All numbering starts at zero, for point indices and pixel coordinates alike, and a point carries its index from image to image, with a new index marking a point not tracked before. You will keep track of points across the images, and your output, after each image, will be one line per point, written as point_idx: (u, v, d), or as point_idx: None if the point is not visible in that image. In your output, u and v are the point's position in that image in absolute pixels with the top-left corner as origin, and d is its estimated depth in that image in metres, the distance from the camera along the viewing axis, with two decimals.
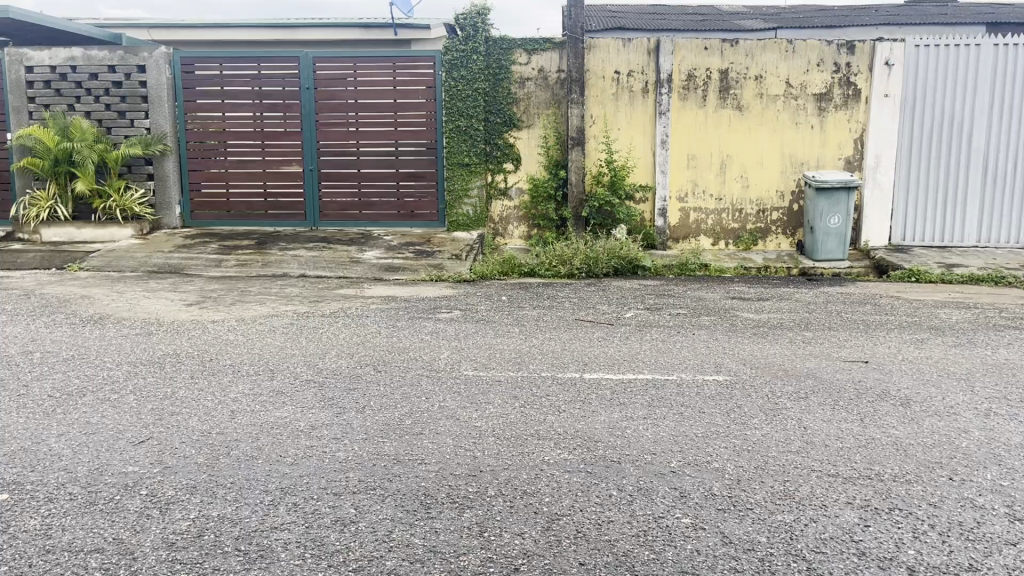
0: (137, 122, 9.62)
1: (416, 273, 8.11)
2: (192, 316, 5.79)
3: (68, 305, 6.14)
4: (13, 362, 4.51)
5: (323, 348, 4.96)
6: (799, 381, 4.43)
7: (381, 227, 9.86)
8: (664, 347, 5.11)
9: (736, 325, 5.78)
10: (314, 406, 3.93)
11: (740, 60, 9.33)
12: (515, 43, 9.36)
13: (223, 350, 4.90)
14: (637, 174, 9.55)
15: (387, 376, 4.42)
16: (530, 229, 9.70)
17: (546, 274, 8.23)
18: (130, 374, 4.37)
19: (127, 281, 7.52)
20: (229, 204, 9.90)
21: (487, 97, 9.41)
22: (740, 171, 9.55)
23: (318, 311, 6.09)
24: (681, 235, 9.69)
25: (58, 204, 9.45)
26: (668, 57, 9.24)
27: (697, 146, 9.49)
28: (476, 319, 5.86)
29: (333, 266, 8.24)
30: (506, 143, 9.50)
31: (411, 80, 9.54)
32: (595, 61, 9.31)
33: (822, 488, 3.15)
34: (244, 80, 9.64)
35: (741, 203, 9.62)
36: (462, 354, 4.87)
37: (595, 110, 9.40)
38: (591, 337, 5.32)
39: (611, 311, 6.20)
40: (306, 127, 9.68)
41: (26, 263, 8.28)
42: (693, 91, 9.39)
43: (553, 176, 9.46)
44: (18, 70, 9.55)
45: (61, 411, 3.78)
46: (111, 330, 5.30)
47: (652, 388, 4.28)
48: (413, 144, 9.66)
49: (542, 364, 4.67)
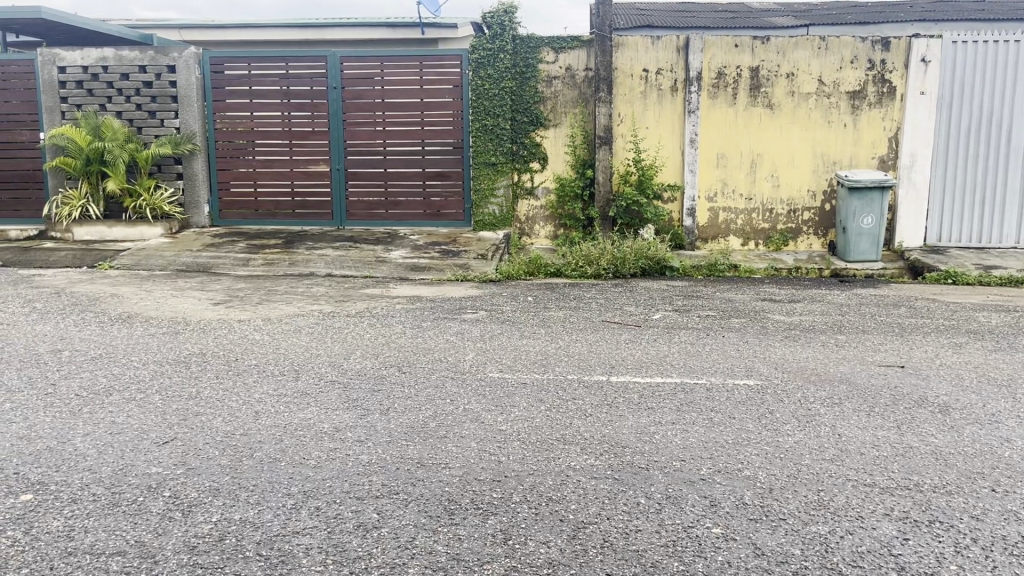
0: (167, 122, 9.69)
1: (442, 273, 8.07)
2: (218, 315, 5.79)
3: (97, 303, 6.18)
4: (41, 361, 4.53)
5: (348, 348, 4.94)
6: (833, 386, 4.33)
7: (407, 226, 9.84)
8: (693, 350, 5.02)
9: (767, 328, 5.67)
10: (338, 407, 3.90)
11: (771, 57, 9.19)
12: (542, 42, 9.29)
13: (248, 349, 4.89)
14: (665, 173, 9.44)
15: (412, 377, 4.38)
16: (556, 228, 9.63)
17: (573, 275, 8.16)
18: (157, 374, 4.37)
19: (156, 279, 7.57)
20: (256, 204, 9.93)
21: (514, 96, 9.36)
22: (770, 170, 9.40)
23: (343, 311, 6.07)
24: (709, 236, 9.56)
25: (90, 203, 9.54)
26: (697, 54, 9.12)
27: (727, 145, 9.36)
28: (502, 320, 5.80)
29: (359, 266, 8.23)
30: (533, 142, 9.43)
31: (438, 80, 9.51)
32: (623, 59, 9.21)
33: (858, 499, 3.06)
34: (271, 80, 9.67)
35: (772, 203, 9.47)
36: (487, 356, 4.81)
37: (623, 109, 9.31)
38: (619, 339, 5.24)
39: (639, 313, 6.11)
40: (333, 126, 9.69)
41: (57, 261, 8.36)
42: (723, 89, 9.26)
43: (580, 176, 9.38)
44: (51, 70, 9.66)
45: (87, 411, 3.78)
46: (138, 329, 5.31)
47: (681, 393, 4.19)
48: (440, 143, 9.63)
49: (569, 366, 4.60)
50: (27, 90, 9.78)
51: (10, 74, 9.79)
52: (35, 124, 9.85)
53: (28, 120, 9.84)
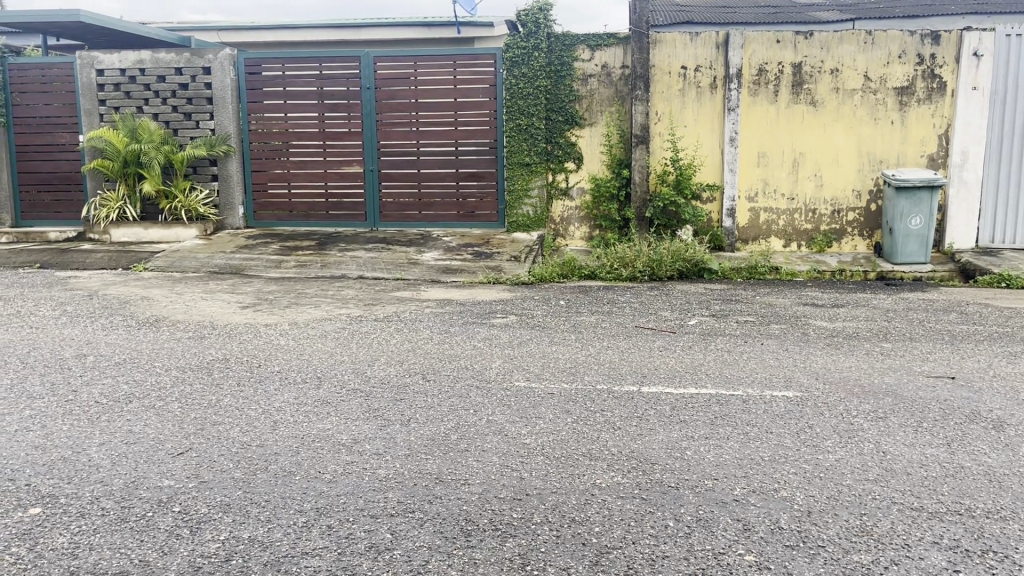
0: (203, 124, 9.72)
1: (474, 275, 7.95)
2: (246, 319, 5.74)
3: (127, 306, 6.18)
4: (65, 366, 4.51)
5: (373, 354, 4.84)
6: (878, 399, 4.09)
7: (440, 227, 9.74)
8: (730, 359, 4.82)
9: (808, 335, 5.43)
10: (358, 417, 3.79)
11: (814, 53, 8.90)
12: (577, 39, 9.11)
13: (272, 355, 4.82)
14: (704, 173, 9.20)
15: (436, 386, 4.25)
16: (591, 229, 9.45)
17: (607, 277, 7.98)
18: (178, 380, 4.31)
19: (188, 281, 7.57)
20: (290, 205, 9.92)
21: (549, 95, 9.20)
22: (813, 169, 9.11)
23: (371, 315, 5.98)
24: (750, 237, 9.29)
25: (127, 204, 9.61)
26: (738, 51, 8.87)
27: (768, 143, 9.09)
28: (532, 326, 5.65)
29: (391, 268, 8.15)
30: (568, 142, 9.27)
31: (471, 79, 9.39)
32: (661, 56, 9.00)
33: (904, 525, 2.85)
34: (305, 81, 9.64)
35: (815, 204, 9.18)
36: (515, 363, 4.67)
37: (660, 107, 9.09)
38: (652, 346, 5.06)
39: (674, 319, 5.92)
40: (367, 127, 9.63)
41: (94, 263, 8.42)
42: (764, 86, 8.99)
43: (616, 176, 9.18)
44: (89, 73, 9.75)
45: (105, 419, 3.73)
46: (165, 333, 5.28)
47: (716, 405, 4.01)
48: (474, 144, 9.51)
49: (598, 375, 4.44)
50: (67, 94, 9.91)
51: (50, 78, 9.92)
52: (74, 126, 9.96)
53: (68, 123, 9.96)
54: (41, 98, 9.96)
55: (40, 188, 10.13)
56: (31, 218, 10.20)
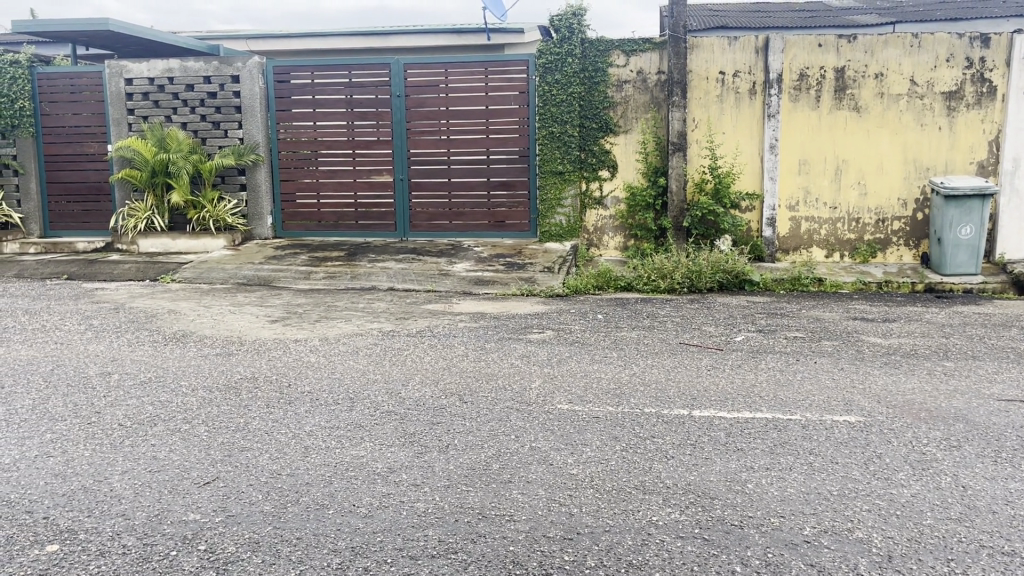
0: (231, 132, 9.61)
1: (507, 287, 7.74)
2: (274, 335, 5.56)
3: (153, 320, 6.03)
4: (89, 385, 4.36)
5: (407, 373, 4.62)
6: (948, 425, 3.80)
7: (471, 237, 9.53)
8: (783, 379, 4.54)
9: (864, 353, 5.14)
10: (394, 443, 3.57)
11: (858, 57, 8.59)
12: (612, 45, 8.88)
13: (302, 374, 4.63)
14: (743, 181, 8.92)
15: (475, 409, 4.02)
16: (626, 239, 9.19)
17: (644, 289, 7.72)
18: (205, 401, 4.13)
19: (216, 293, 7.43)
20: (318, 215, 9.78)
21: (583, 102, 8.97)
22: (857, 177, 8.79)
23: (403, 330, 5.77)
24: (791, 247, 8.99)
25: (155, 215, 9.51)
26: (778, 55, 8.59)
27: (809, 150, 8.79)
28: (571, 342, 5.41)
29: (422, 279, 7.96)
30: (602, 150, 9.03)
31: (503, 86, 9.19)
32: (698, 61, 8.74)
33: (998, 573, 2.57)
34: (335, 89, 9.50)
35: (858, 212, 8.86)
36: (555, 384, 4.43)
37: (697, 113, 8.83)
38: (699, 365, 4.80)
39: (719, 334, 5.65)
40: (396, 135, 9.47)
41: (122, 274, 8.32)
42: (806, 92, 8.70)
43: (652, 184, 8.92)
44: (118, 82, 9.68)
45: (129, 444, 3.55)
46: (191, 350, 5.11)
47: (774, 431, 3.74)
48: (505, 152, 9.30)
49: (645, 397, 4.19)
50: (96, 103, 9.85)
51: (79, 88, 9.86)
52: (103, 136, 9.90)
53: (97, 132, 9.90)
54: (70, 107, 9.90)
55: (69, 199, 10.07)
56: (60, 228, 10.14)
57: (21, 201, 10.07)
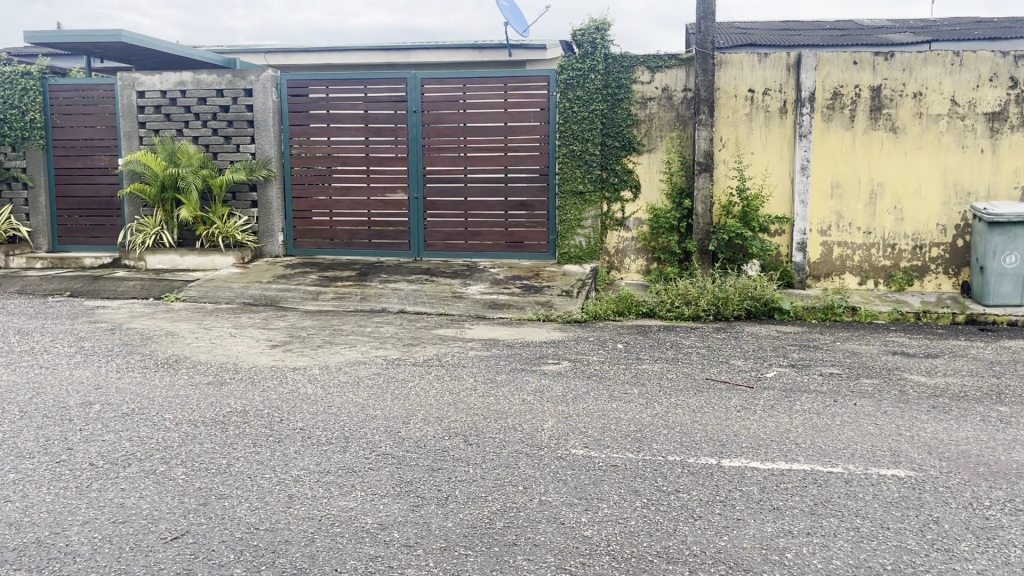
0: (243, 147, 9.35)
1: (522, 312, 7.37)
2: (272, 361, 5.23)
3: (148, 343, 5.72)
4: (66, 417, 4.04)
5: (409, 409, 4.25)
6: (1012, 484, 3.38)
7: (488, 258, 9.20)
8: (822, 424, 4.12)
9: (908, 393, 4.69)
10: (387, 494, 3.20)
11: (895, 75, 8.18)
12: (636, 60, 8.53)
13: (297, 407, 4.28)
14: (773, 204, 8.52)
15: (480, 453, 3.65)
16: (648, 263, 8.81)
17: (667, 315, 7.33)
18: (189, 438, 3.80)
19: (219, 314, 7.13)
20: (331, 232, 9.47)
21: (605, 119, 8.63)
22: (893, 201, 8.37)
23: (409, 358, 5.41)
24: (822, 273, 8.55)
25: (164, 230, 9.26)
26: (811, 73, 8.21)
27: (843, 172, 8.38)
28: (588, 375, 5.02)
29: (434, 302, 7.62)
30: (625, 169, 8.68)
31: (523, 102, 8.87)
32: (726, 78, 8.38)
33: None
34: (350, 103, 9.23)
35: (894, 238, 8.42)
36: (570, 425, 4.04)
37: (725, 133, 8.46)
38: (728, 406, 4.40)
39: (749, 370, 5.23)
40: (412, 152, 9.17)
41: (126, 292, 8.06)
42: (839, 111, 8.30)
43: (677, 206, 8.54)
44: (130, 95, 9.49)
45: (96, 488, 3.23)
46: (182, 378, 4.78)
47: (814, 487, 3.34)
48: (524, 170, 8.97)
49: (669, 443, 3.80)
50: (108, 116, 9.65)
51: (91, 100, 9.67)
52: (114, 149, 9.69)
53: (108, 145, 9.69)
54: (82, 120, 9.71)
55: (78, 212, 9.86)
56: (68, 243, 9.93)
57: (30, 215, 9.87)
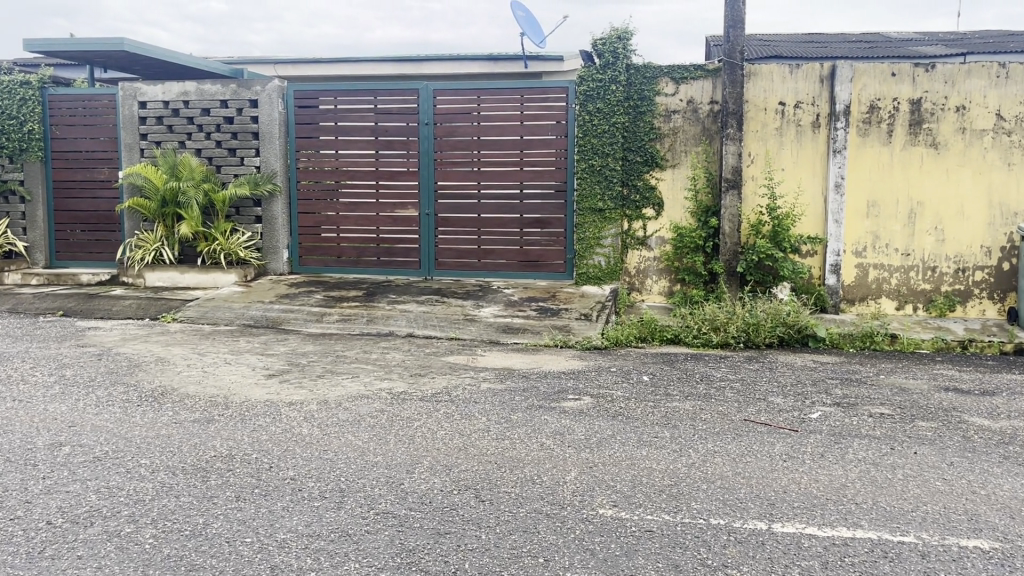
0: (247, 160, 8.96)
1: (538, 337, 6.91)
2: (266, 395, 4.77)
3: (135, 371, 5.29)
4: (30, 463, 3.61)
5: (414, 455, 3.79)
6: None
7: (502, 278, 8.75)
8: (882, 479, 3.63)
9: (973, 441, 4.18)
10: (386, 566, 2.74)
11: (936, 87, 7.70)
12: (660, 71, 8.09)
13: (289, 452, 3.83)
14: (805, 223, 8.03)
15: (493, 512, 3.18)
16: (671, 284, 8.34)
17: (693, 343, 6.85)
18: (164, 490, 3.35)
19: (217, 338, 6.70)
20: (338, 249, 9.06)
21: (626, 133, 8.19)
22: (933, 221, 7.87)
23: (416, 392, 4.92)
24: (857, 297, 8.05)
25: (164, 246, 8.87)
26: (846, 85, 7.74)
27: (879, 191, 7.90)
28: (613, 414, 4.54)
29: (445, 325, 7.18)
30: (647, 185, 8.23)
31: (540, 114, 8.44)
32: (756, 90, 7.92)
33: None
34: (360, 115, 8.84)
35: (935, 260, 7.91)
36: (595, 477, 3.56)
37: (754, 147, 7.99)
38: (772, 456, 3.91)
39: (790, 410, 4.72)
40: (423, 166, 8.76)
41: (121, 312, 7.65)
42: (876, 126, 7.82)
43: (702, 224, 8.07)
44: (132, 105, 9.12)
45: (49, 555, 2.78)
46: (166, 414, 4.34)
47: (886, 562, 2.84)
48: (540, 186, 8.53)
49: (710, 503, 3.32)
50: (110, 127, 9.30)
51: (92, 110, 9.32)
52: (115, 162, 9.33)
53: (109, 158, 9.33)
54: (82, 131, 9.36)
55: (77, 227, 9.49)
56: (66, 258, 9.56)
57: (27, 229, 9.51)
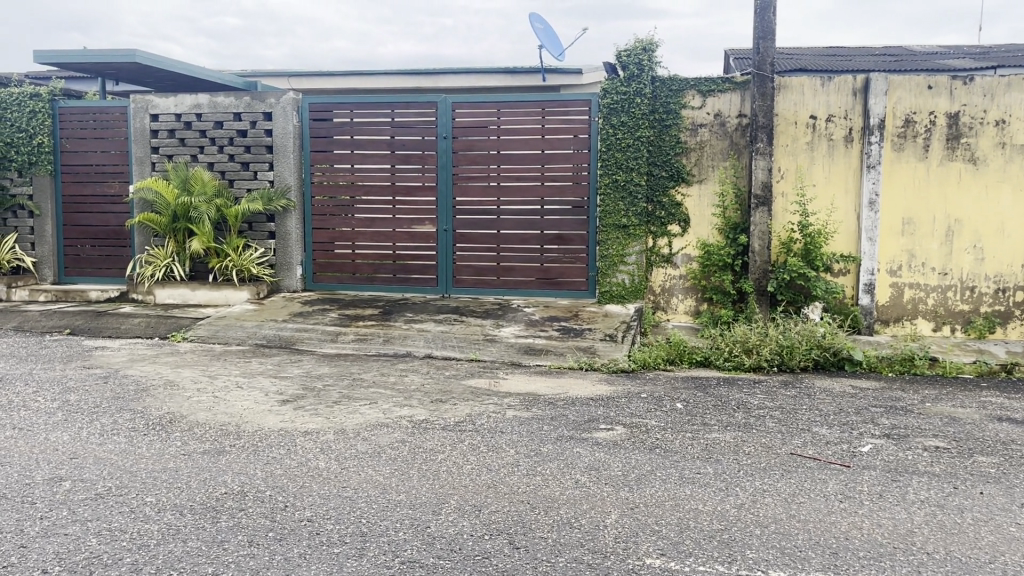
0: (261, 174, 8.74)
1: (562, 359, 6.63)
2: (280, 424, 4.51)
3: (142, 396, 5.03)
4: (28, 501, 3.35)
5: (440, 494, 3.51)
6: None
7: (521, 296, 8.47)
8: (951, 524, 3.32)
9: None
10: None
11: (975, 100, 7.41)
12: (687, 84, 7.83)
13: (306, 488, 3.56)
14: (837, 241, 7.74)
15: (530, 562, 2.89)
16: (698, 303, 8.06)
17: (724, 365, 6.56)
18: (170, 534, 3.07)
19: (228, 359, 6.45)
20: (353, 266, 8.81)
21: (651, 147, 7.94)
22: (972, 239, 7.57)
23: (438, 420, 4.64)
24: (891, 317, 7.74)
25: (175, 262, 8.66)
26: (880, 98, 7.46)
27: (915, 207, 7.60)
28: (650, 447, 4.25)
29: (465, 346, 6.90)
30: (673, 201, 7.96)
31: (562, 128, 8.19)
32: (786, 103, 7.64)
33: None
34: (376, 129, 8.61)
35: (973, 280, 7.61)
36: (638, 521, 3.27)
37: (785, 162, 7.72)
38: (826, 496, 3.61)
39: (838, 442, 4.41)
40: (441, 180, 8.52)
41: (130, 331, 7.41)
42: (912, 140, 7.53)
43: (731, 242, 7.79)
44: (143, 118, 8.93)
45: None
46: (174, 444, 4.08)
47: None
48: (562, 202, 8.28)
49: (767, 551, 3.02)
50: (121, 140, 9.10)
51: (104, 123, 9.14)
52: (126, 175, 9.13)
53: (120, 172, 9.14)
54: (93, 144, 9.17)
55: (86, 242, 9.29)
56: (74, 274, 9.35)
57: (35, 244, 9.32)
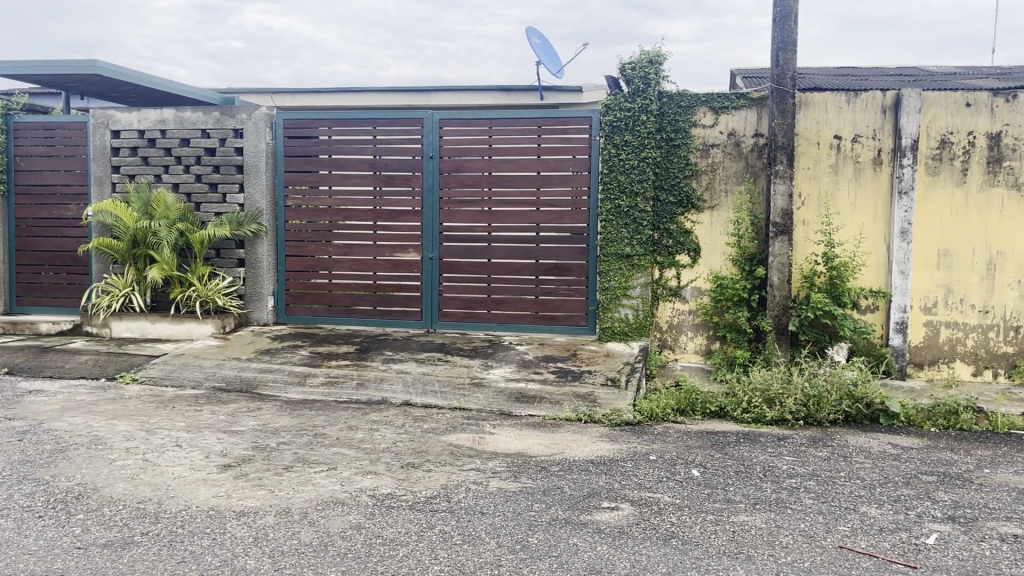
0: (230, 196, 7.99)
1: (557, 409, 5.82)
2: (213, 501, 3.70)
3: (57, 460, 4.22)
4: None
5: None
6: None
7: (514, 332, 7.69)
8: None
9: None
10: None
11: (1019, 120, 6.68)
12: (697, 100, 7.11)
13: None
14: (865, 275, 6.97)
15: None
16: (709, 341, 7.30)
17: (743, 417, 5.75)
18: None
19: (176, 406, 5.63)
20: (330, 297, 8.02)
21: (657, 169, 7.19)
22: (1016, 274, 6.81)
23: (407, 496, 3.83)
24: (926, 359, 6.95)
25: (134, 292, 7.88)
26: (914, 116, 6.71)
27: (951, 238, 6.84)
28: (665, 537, 3.43)
29: (448, 392, 6.10)
30: (681, 229, 7.21)
31: (559, 147, 7.45)
32: (807, 122, 6.91)
33: None
34: (358, 147, 7.86)
35: (1018, 319, 6.83)
36: None
37: (806, 187, 6.97)
38: None
39: (895, 529, 3.60)
40: (427, 205, 7.77)
41: (73, 370, 6.61)
42: (948, 163, 6.78)
43: (747, 274, 7.02)
44: (103, 134, 8.19)
45: None
46: (71, 534, 3.27)
47: None
48: (558, 228, 7.52)
49: None
50: (80, 159, 8.37)
51: (62, 140, 8.40)
52: (85, 197, 8.38)
53: (79, 194, 8.40)
54: (50, 163, 8.43)
55: (41, 269, 8.52)
56: (27, 304, 8.56)
57: None
